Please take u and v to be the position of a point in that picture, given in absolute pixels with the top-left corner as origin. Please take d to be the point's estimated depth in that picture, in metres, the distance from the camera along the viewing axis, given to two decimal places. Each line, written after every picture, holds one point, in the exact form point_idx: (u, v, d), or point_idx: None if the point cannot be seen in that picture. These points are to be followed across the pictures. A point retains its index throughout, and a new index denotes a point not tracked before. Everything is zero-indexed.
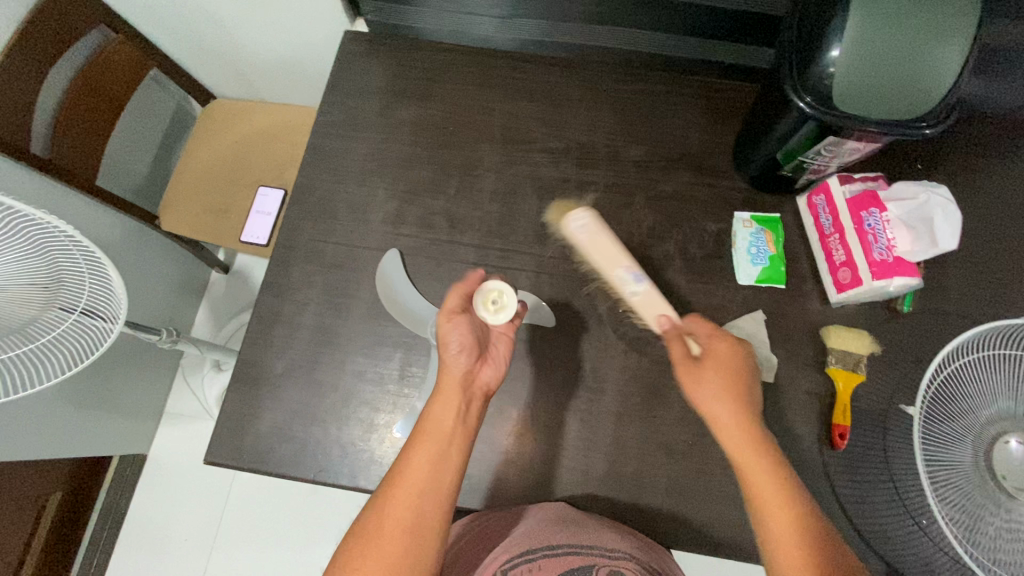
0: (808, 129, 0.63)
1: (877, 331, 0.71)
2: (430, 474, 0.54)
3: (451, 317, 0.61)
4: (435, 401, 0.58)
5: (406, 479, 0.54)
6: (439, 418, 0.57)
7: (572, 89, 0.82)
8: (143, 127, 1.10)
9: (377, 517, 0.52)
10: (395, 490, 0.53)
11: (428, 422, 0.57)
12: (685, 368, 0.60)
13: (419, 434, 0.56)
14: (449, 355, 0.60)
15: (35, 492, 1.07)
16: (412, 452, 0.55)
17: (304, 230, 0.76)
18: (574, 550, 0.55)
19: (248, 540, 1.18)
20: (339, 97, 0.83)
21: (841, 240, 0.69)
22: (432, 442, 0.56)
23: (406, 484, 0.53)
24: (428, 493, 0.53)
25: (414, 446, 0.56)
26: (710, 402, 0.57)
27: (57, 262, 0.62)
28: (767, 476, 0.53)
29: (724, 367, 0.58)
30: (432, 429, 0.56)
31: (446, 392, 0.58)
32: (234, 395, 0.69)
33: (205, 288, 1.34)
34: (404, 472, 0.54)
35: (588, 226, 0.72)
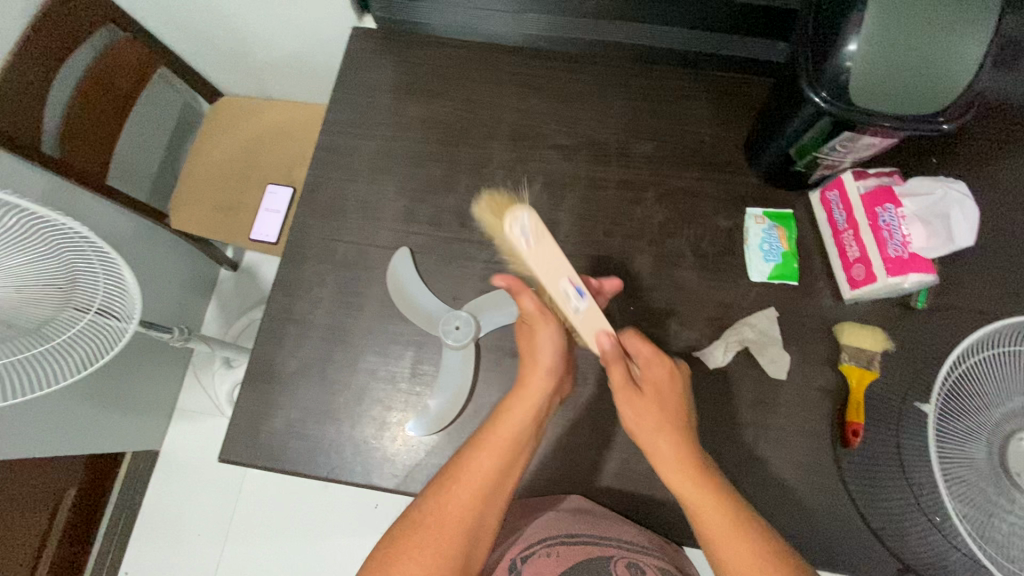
0: (822, 125, 0.62)
1: (892, 327, 0.71)
2: (496, 478, 0.54)
3: (541, 311, 0.59)
4: (512, 399, 0.58)
5: (469, 479, 0.53)
6: (517, 424, 0.56)
7: (583, 83, 0.82)
8: (154, 126, 1.10)
9: (437, 511, 0.51)
10: (456, 488, 0.53)
11: (503, 424, 0.56)
12: (623, 392, 0.58)
13: (491, 438, 0.55)
14: (544, 358, 0.59)
15: (51, 487, 1.08)
16: (476, 455, 0.54)
17: (315, 228, 0.76)
18: (592, 540, 0.57)
19: (259, 534, 1.20)
20: (348, 95, 0.82)
21: (855, 236, 0.69)
22: (503, 447, 0.55)
23: (471, 486, 0.53)
24: (491, 496, 0.53)
25: (485, 447, 0.55)
26: (642, 425, 0.58)
27: (71, 263, 0.62)
28: (713, 492, 0.54)
29: (659, 392, 0.59)
30: (508, 433, 0.56)
31: (530, 399, 0.58)
32: (248, 393, 0.70)
33: (215, 285, 1.35)
34: (470, 471, 0.53)
35: (532, 231, 0.53)
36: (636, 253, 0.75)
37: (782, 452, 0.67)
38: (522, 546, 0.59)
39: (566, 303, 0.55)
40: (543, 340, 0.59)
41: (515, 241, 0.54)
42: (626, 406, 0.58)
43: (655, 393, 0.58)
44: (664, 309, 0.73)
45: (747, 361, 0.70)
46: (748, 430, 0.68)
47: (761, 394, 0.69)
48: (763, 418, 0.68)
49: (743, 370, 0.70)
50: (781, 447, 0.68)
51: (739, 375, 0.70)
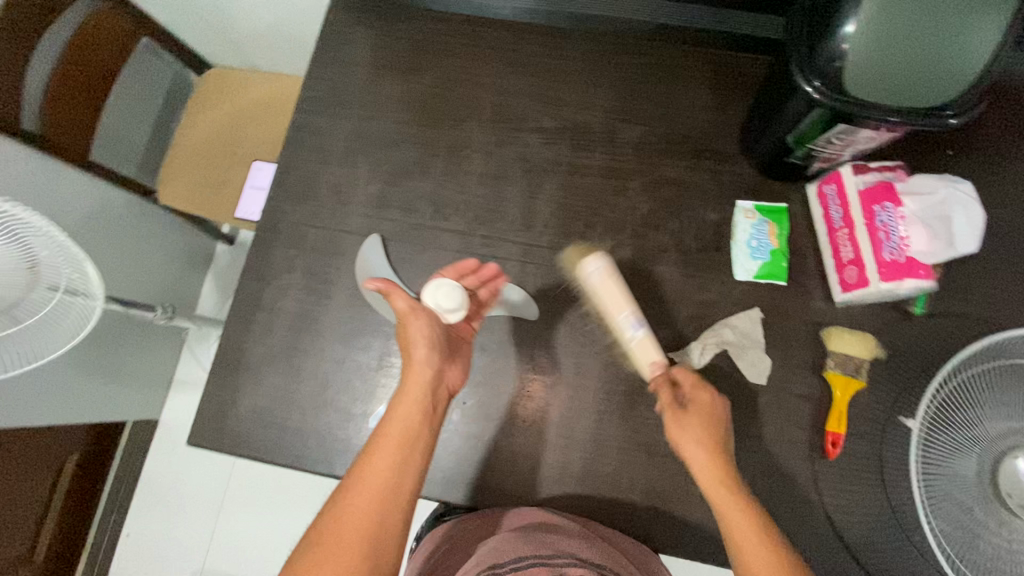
0: (818, 114, 0.57)
1: (885, 334, 0.67)
2: (392, 480, 0.52)
3: (413, 310, 0.59)
4: (400, 400, 0.56)
5: (362, 482, 0.51)
6: (397, 421, 0.55)
7: (569, 61, 0.77)
8: (143, 98, 1.08)
9: (337, 522, 0.49)
10: (355, 492, 0.51)
11: (391, 423, 0.55)
12: (676, 416, 0.57)
13: (386, 434, 0.54)
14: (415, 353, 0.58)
15: (54, 452, 1.13)
16: (374, 452, 0.53)
17: (287, 212, 0.75)
18: (538, 561, 0.53)
19: (254, 505, 1.24)
20: (323, 70, 0.79)
21: (850, 236, 0.64)
22: (396, 444, 0.54)
23: (367, 486, 0.51)
24: (389, 501, 0.51)
25: (375, 450, 0.53)
26: (693, 445, 0.56)
27: (32, 248, 0.62)
28: (749, 525, 0.52)
29: (709, 423, 0.57)
30: (399, 431, 0.54)
31: (415, 386, 0.57)
32: (215, 379, 0.69)
33: (210, 260, 1.35)
34: (364, 476, 0.52)
35: (602, 272, 0.64)
36: (616, 245, 0.71)
37: (758, 461, 0.64)
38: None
39: (623, 327, 0.63)
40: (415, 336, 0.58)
41: (586, 276, 0.65)
42: (678, 430, 0.57)
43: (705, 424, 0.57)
44: (642, 306, 0.69)
45: (726, 364, 0.67)
46: None
47: (739, 399, 0.66)
48: (739, 425, 0.65)
49: (721, 373, 0.67)
50: (757, 456, 0.65)
51: (717, 378, 0.67)
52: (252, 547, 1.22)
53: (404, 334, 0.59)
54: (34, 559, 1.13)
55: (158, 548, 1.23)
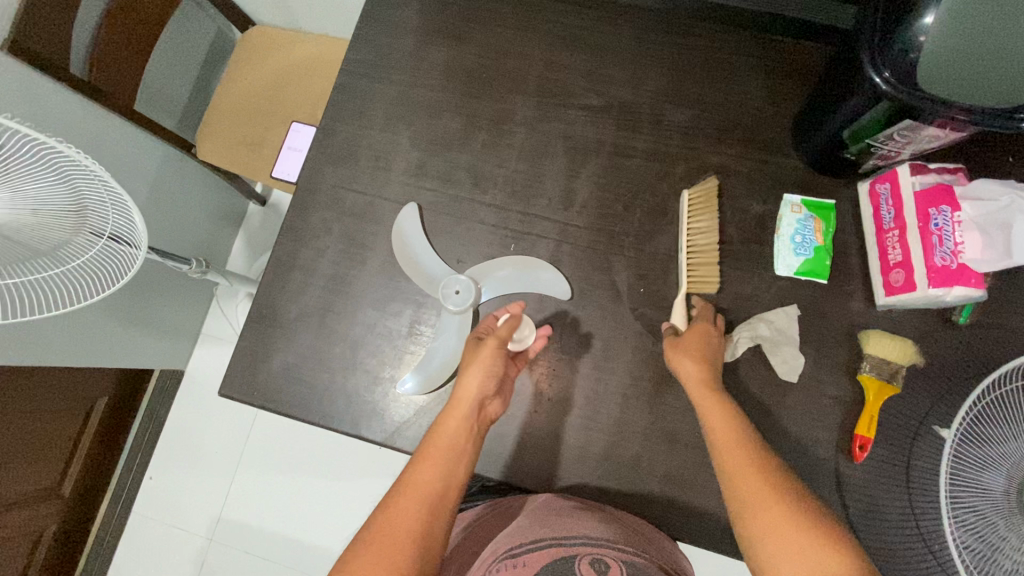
0: (881, 109, 0.55)
1: (925, 341, 0.65)
2: (437, 492, 0.53)
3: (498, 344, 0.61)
4: (447, 415, 0.58)
5: (411, 491, 0.53)
6: (445, 435, 0.56)
7: (621, 38, 0.75)
8: (187, 51, 1.09)
9: (385, 526, 0.50)
10: (402, 498, 0.52)
11: (438, 435, 0.57)
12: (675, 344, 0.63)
13: (432, 446, 0.56)
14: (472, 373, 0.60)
15: (86, 394, 1.17)
16: (420, 463, 0.55)
17: (326, 174, 0.75)
18: (555, 541, 0.55)
19: (272, 460, 1.27)
20: (370, 33, 0.78)
21: (901, 238, 0.62)
22: (441, 457, 0.55)
23: (415, 495, 0.53)
24: (433, 510, 0.52)
25: (422, 461, 0.55)
26: (690, 369, 0.61)
27: (81, 190, 0.63)
28: (738, 440, 0.56)
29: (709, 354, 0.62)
30: (444, 443, 0.56)
31: (464, 406, 0.58)
32: (249, 333, 0.71)
33: (242, 219, 1.37)
34: (412, 485, 0.53)
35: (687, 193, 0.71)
36: (655, 231, 0.70)
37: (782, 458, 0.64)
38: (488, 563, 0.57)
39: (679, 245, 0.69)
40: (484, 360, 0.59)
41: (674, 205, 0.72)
42: (679, 353, 0.62)
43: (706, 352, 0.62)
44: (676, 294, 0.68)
45: (757, 359, 0.66)
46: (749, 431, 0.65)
47: (767, 395, 0.65)
48: (765, 421, 0.65)
49: (751, 368, 0.66)
50: (782, 453, 0.64)
51: (747, 372, 0.66)
52: (269, 501, 1.26)
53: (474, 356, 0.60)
54: (63, 493, 1.18)
55: (179, 493, 1.27)
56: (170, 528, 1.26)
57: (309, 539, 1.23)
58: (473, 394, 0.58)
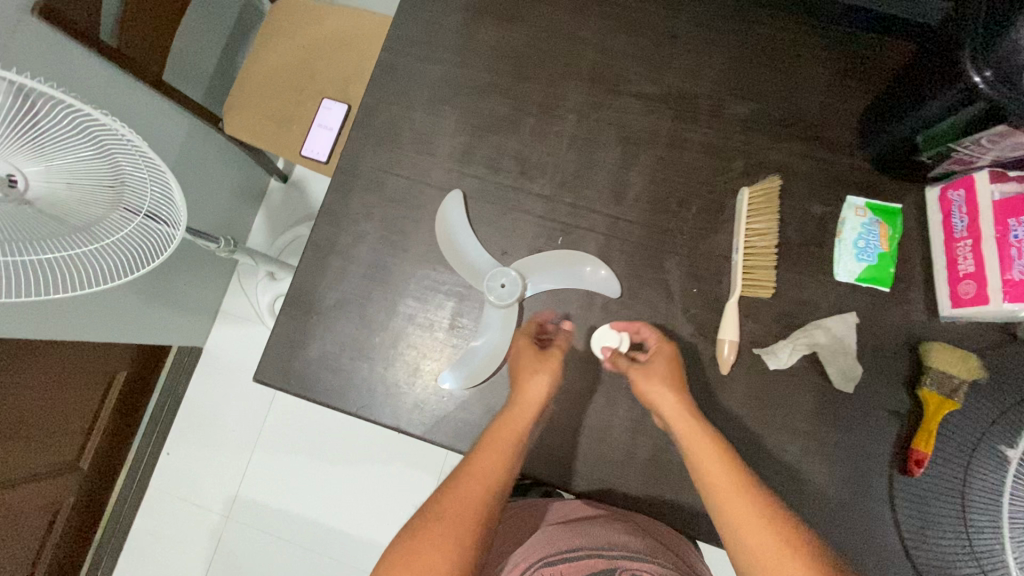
0: (971, 111, 0.52)
1: (989, 356, 0.62)
2: (498, 480, 0.55)
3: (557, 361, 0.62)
4: (512, 409, 0.59)
5: (476, 471, 0.55)
6: (510, 427, 0.58)
7: (680, 24, 0.71)
8: (214, 20, 1.04)
9: (451, 503, 0.52)
10: (465, 479, 0.54)
11: (504, 424, 0.58)
12: (642, 373, 0.60)
13: (494, 434, 0.57)
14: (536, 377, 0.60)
15: (106, 368, 1.15)
16: (484, 450, 0.56)
17: (367, 156, 0.72)
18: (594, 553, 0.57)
19: (291, 442, 1.27)
20: (415, 8, 0.74)
21: (973, 247, 0.60)
22: (505, 448, 0.56)
23: (480, 475, 0.54)
24: (494, 496, 0.54)
25: (487, 449, 0.56)
26: (661, 397, 0.58)
27: (119, 164, 0.60)
28: (724, 464, 0.53)
29: (677, 378, 0.59)
30: (508, 434, 0.57)
31: (529, 404, 0.59)
32: (286, 319, 0.69)
33: (263, 195, 1.34)
34: (477, 469, 0.55)
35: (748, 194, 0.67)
36: (710, 229, 0.67)
37: (833, 470, 0.62)
38: (524, 568, 0.59)
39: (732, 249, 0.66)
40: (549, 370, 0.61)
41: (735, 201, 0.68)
42: (646, 384, 0.59)
43: (670, 377, 0.59)
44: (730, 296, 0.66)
45: (812, 367, 0.64)
46: (800, 441, 0.63)
47: (821, 404, 0.63)
48: (818, 430, 0.63)
49: (805, 376, 0.64)
50: (832, 465, 0.62)
51: (801, 380, 0.64)
52: (285, 482, 1.25)
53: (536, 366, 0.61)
54: (81, 466, 1.17)
55: (196, 471, 1.27)
56: (187, 505, 1.26)
57: (325, 522, 1.23)
58: (537, 397, 0.59)
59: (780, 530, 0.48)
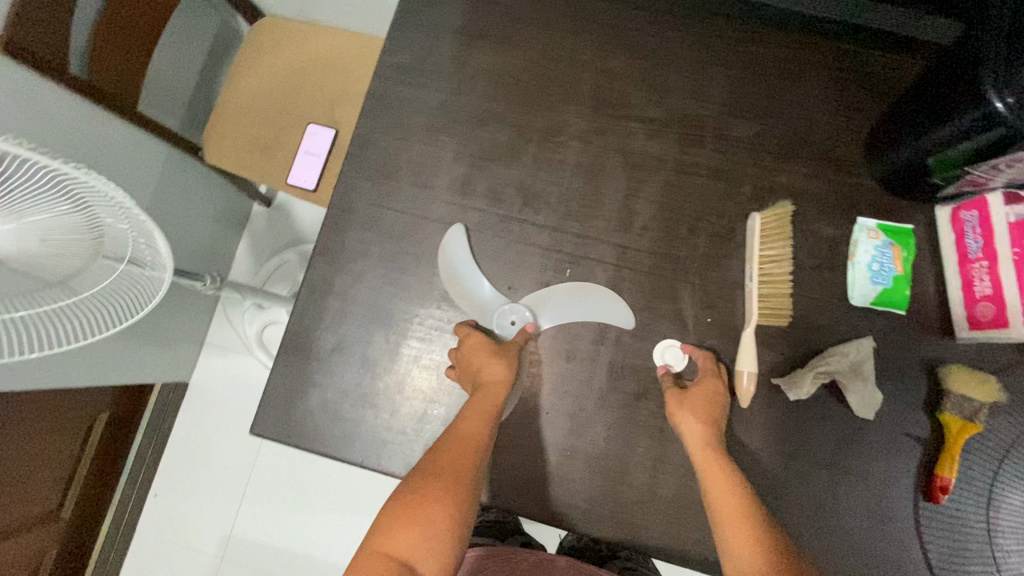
0: (990, 135, 0.51)
1: (1007, 376, 0.62)
2: (485, 439, 0.56)
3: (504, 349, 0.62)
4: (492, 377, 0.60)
5: (463, 433, 0.55)
6: (493, 393, 0.58)
7: (682, 46, 0.69)
8: (190, 44, 1.00)
9: (446, 463, 0.52)
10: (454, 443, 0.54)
11: (484, 392, 0.59)
12: (679, 401, 0.60)
13: (474, 402, 0.58)
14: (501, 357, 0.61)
15: (86, 411, 1.10)
16: (467, 416, 0.57)
17: (362, 190, 0.68)
18: None
19: (285, 477, 1.22)
20: (407, 33, 0.71)
21: (990, 269, 0.59)
22: (489, 410, 0.57)
23: (467, 437, 0.55)
24: (485, 456, 0.55)
25: (472, 413, 0.57)
26: (689, 426, 0.58)
27: (99, 217, 0.56)
28: (733, 493, 0.53)
29: (709, 411, 0.59)
30: (492, 399, 0.58)
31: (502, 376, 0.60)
32: (283, 366, 0.65)
33: (247, 221, 1.29)
34: (466, 432, 0.55)
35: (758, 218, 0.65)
36: (721, 256, 0.65)
37: (857, 502, 0.61)
38: None
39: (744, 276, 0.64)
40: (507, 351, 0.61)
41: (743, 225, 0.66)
42: (681, 413, 0.59)
43: (705, 409, 0.59)
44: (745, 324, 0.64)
45: (831, 394, 0.63)
46: (824, 472, 0.61)
47: (842, 432, 0.62)
48: (841, 461, 0.61)
49: (825, 404, 0.62)
50: (856, 496, 0.61)
51: (821, 408, 0.62)
52: (280, 520, 1.20)
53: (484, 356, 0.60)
54: (63, 515, 1.11)
55: (185, 512, 1.21)
56: (177, 549, 1.20)
57: (324, 559, 1.18)
58: (512, 368, 0.60)
59: (770, 561, 0.48)
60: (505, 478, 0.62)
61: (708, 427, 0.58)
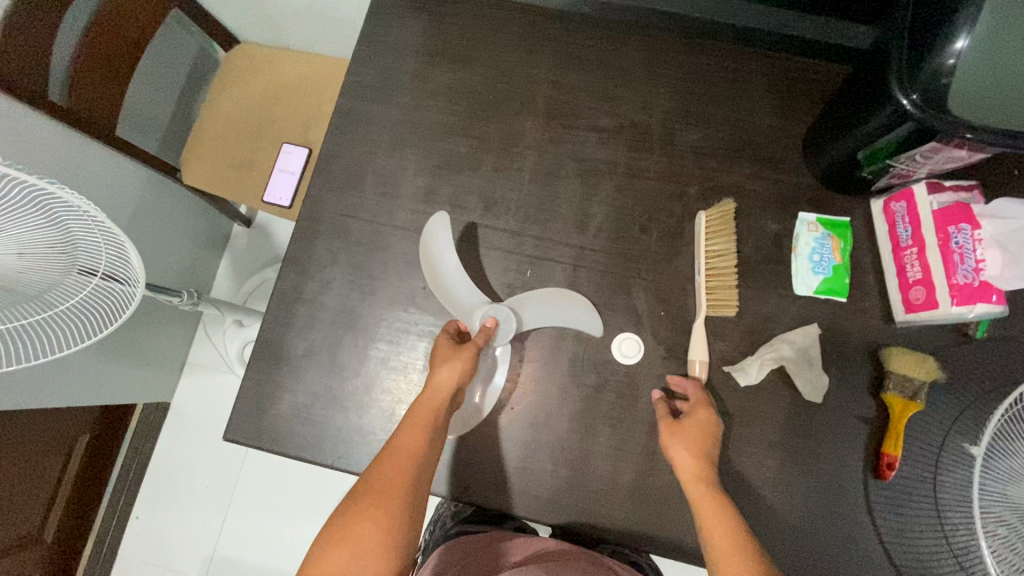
0: (905, 130, 0.55)
1: (944, 357, 0.65)
2: (423, 452, 0.56)
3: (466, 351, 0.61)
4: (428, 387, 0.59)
5: (401, 447, 0.55)
6: (429, 403, 0.58)
7: (629, 59, 0.74)
8: (168, 70, 1.04)
9: (378, 477, 0.53)
10: (390, 459, 0.55)
11: (423, 402, 0.58)
12: (672, 430, 0.60)
13: (413, 413, 0.58)
14: (448, 363, 0.59)
15: (67, 433, 1.10)
16: (405, 429, 0.56)
17: (330, 202, 0.72)
18: None
19: (268, 494, 1.22)
20: (371, 55, 0.75)
21: (919, 255, 0.62)
22: (426, 420, 0.57)
23: (404, 451, 0.55)
24: (422, 465, 0.55)
25: (408, 424, 0.57)
26: (683, 456, 0.58)
27: (70, 229, 0.58)
28: (729, 530, 0.54)
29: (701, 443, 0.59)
30: (429, 408, 0.58)
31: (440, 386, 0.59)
32: (255, 373, 0.67)
33: (227, 241, 1.32)
34: (400, 444, 0.55)
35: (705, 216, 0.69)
36: (672, 253, 0.69)
37: (811, 483, 0.63)
38: None
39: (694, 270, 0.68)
40: (456, 359, 0.60)
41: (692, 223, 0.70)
42: (673, 442, 0.59)
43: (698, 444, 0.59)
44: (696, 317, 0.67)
45: (782, 380, 0.66)
46: (777, 455, 0.64)
47: (792, 416, 0.65)
48: (793, 444, 0.64)
49: (775, 390, 0.65)
50: (809, 478, 0.63)
51: (772, 394, 0.65)
52: (264, 537, 1.20)
53: (442, 360, 0.60)
54: (44, 539, 1.10)
55: (168, 533, 1.21)
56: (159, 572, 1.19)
57: None
58: (451, 378, 0.59)
59: None
60: (473, 474, 0.64)
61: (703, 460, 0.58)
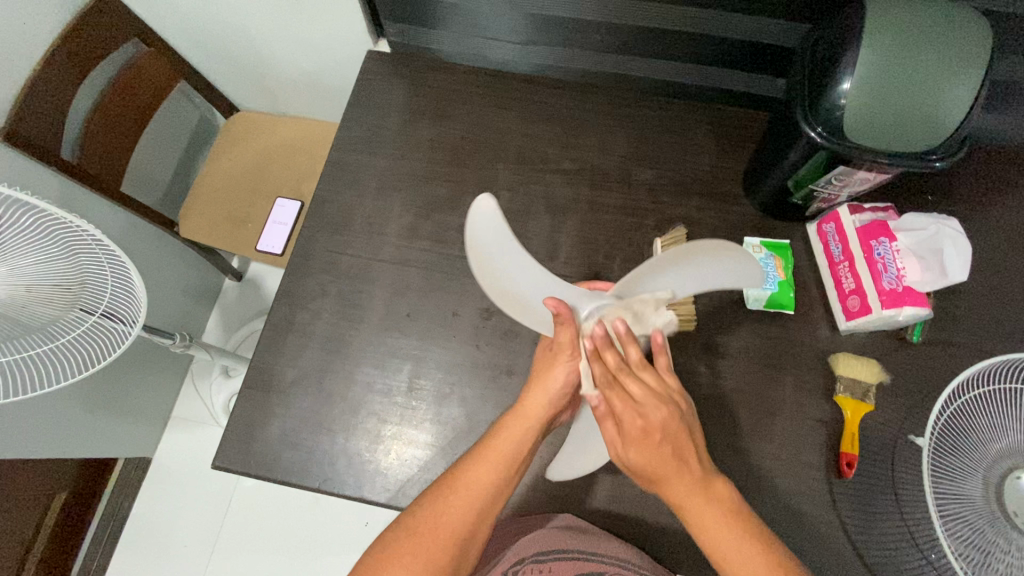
0: (818, 159, 0.64)
1: (887, 360, 0.71)
2: (485, 494, 0.55)
3: (570, 353, 0.60)
4: (513, 419, 0.59)
5: (467, 487, 0.55)
6: (507, 439, 0.58)
7: (586, 113, 0.84)
8: (171, 136, 1.13)
9: (431, 521, 0.53)
10: (451, 496, 0.54)
11: (501, 440, 0.58)
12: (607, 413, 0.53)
13: (488, 449, 0.57)
14: (552, 383, 0.60)
15: (43, 490, 1.08)
16: (474, 465, 0.56)
17: (321, 241, 0.78)
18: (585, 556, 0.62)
19: (247, 548, 1.19)
20: (360, 114, 0.85)
21: (850, 268, 0.70)
22: (499, 460, 0.56)
23: (467, 493, 0.55)
24: (478, 515, 0.54)
25: (480, 459, 0.56)
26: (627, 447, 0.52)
27: (81, 264, 0.63)
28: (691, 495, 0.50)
29: (662, 393, 0.51)
30: (505, 448, 0.57)
31: (530, 416, 0.59)
32: (245, 401, 0.70)
33: (218, 294, 1.36)
34: (466, 483, 0.55)
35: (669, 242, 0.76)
36: None
37: (777, 485, 0.67)
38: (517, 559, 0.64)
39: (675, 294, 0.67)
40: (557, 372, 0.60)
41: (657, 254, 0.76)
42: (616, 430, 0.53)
43: (620, 411, 0.51)
44: None
45: (742, 388, 0.71)
46: (742, 459, 0.68)
47: (756, 422, 0.69)
48: (757, 447, 0.68)
49: (737, 398, 0.70)
50: (775, 480, 0.67)
51: (734, 402, 0.70)
52: None
53: (546, 365, 0.61)
54: None
55: None
56: None
57: None
58: (543, 406, 0.60)
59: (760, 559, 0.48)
60: None
61: (656, 418, 0.49)
